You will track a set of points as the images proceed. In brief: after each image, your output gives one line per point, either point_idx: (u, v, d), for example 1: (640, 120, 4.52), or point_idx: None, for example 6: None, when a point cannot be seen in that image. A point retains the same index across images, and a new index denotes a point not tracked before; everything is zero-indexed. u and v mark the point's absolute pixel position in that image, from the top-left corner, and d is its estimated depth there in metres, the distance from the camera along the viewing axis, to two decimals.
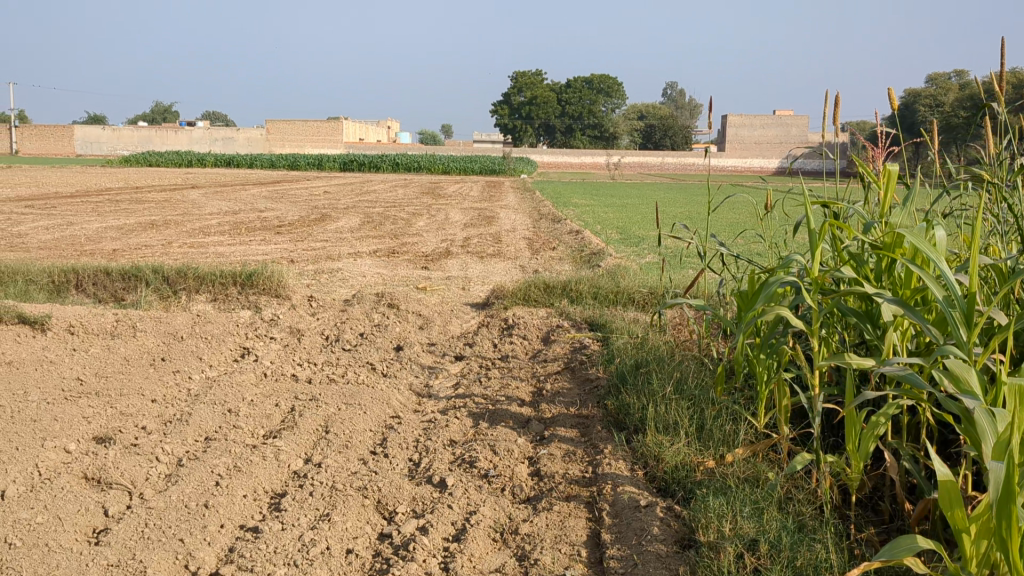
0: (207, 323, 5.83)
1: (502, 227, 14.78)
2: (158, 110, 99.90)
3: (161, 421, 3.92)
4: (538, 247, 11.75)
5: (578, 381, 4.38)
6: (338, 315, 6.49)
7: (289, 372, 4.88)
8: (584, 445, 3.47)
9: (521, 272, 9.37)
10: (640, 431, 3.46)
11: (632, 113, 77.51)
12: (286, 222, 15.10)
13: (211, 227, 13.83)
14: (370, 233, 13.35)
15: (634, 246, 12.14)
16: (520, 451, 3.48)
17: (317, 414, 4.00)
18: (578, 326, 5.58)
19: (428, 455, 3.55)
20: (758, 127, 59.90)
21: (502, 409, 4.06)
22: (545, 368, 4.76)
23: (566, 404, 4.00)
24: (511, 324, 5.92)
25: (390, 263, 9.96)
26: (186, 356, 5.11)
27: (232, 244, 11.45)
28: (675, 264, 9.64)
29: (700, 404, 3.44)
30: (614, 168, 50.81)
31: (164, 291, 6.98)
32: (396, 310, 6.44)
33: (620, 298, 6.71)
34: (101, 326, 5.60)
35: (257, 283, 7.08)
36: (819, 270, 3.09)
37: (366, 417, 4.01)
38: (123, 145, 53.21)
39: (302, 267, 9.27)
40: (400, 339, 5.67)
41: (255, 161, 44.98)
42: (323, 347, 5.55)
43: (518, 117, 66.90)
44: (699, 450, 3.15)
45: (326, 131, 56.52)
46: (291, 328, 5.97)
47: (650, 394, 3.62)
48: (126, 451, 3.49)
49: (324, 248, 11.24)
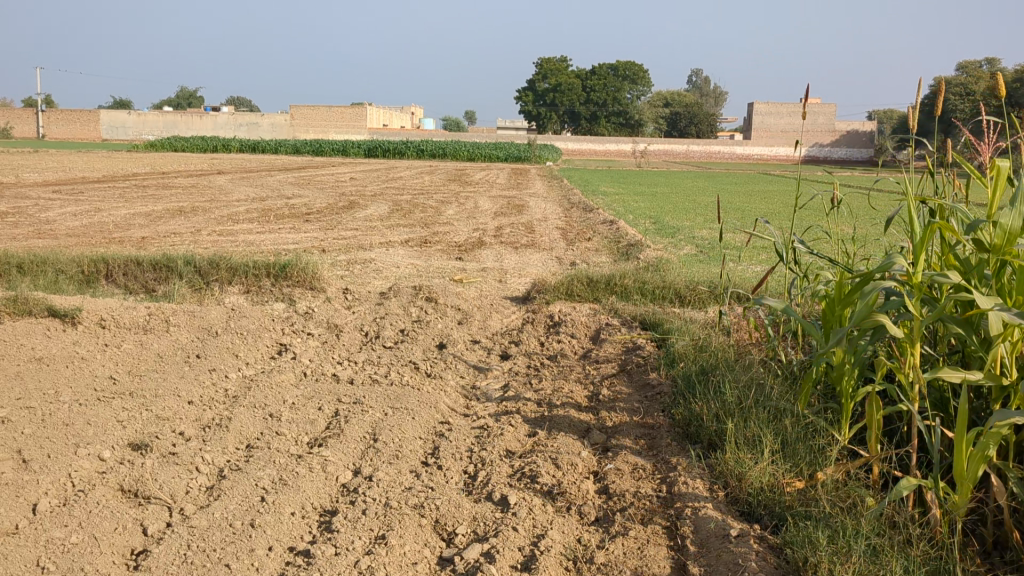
0: (242, 317, 5.61)
1: (532, 216, 14.53)
2: (182, 95, 100.50)
3: (199, 426, 3.71)
4: (572, 238, 11.49)
5: (638, 386, 4.11)
6: (374, 309, 6.26)
7: (329, 371, 4.66)
8: (654, 459, 3.21)
9: (557, 264, 9.12)
10: (716, 446, 3.18)
11: (658, 99, 76.82)
12: (314, 209, 14.92)
13: (239, 215, 13.68)
14: (400, 222, 13.12)
15: (670, 236, 11.84)
16: (585, 465, 3.23)
17: (364, 420, 3.76)
18: (630, 325, 5.31)
19: (485, 467, 3.30)
20: (785, 115, 59.23)
21: (559, 415, 3.80)
22: (599, 370, 4.49)
23: (628, 411, 3.73)
24: (557, 321, 5.66)
25: (423, 254, 9.73)
26: (221, 353, 4.90)
27: (262, 233, 11.27)
28: (716, 260, 9.38)
29: (778, 416, 3.20)
30: (642, 156, 50.38)
31: (196, 283, 6.77)
32: (435, 304, 6.20)
33: (667, 294, 6.44)
34: (133, 320, 5.40)
35: (291, 275, 6.86)
36: (920, 273, 2.81)
37: (414, 424, 3.77)
38: (148, 129, 53.41)
39: (334, 257, 9.07)
40: (443, 335, 5.42)
41: (280, 146, 44.96)
42: (362, 345, 5.32)
43: (541, 104, 66.50)
44: (785, 467, 2.89)
45: (350, 117, 56.40)
46: (328, 323, 5.75)
47: (723, 403, 3.36)
48: (165, 461, 3.28)
49: (355, 236, 11.04)
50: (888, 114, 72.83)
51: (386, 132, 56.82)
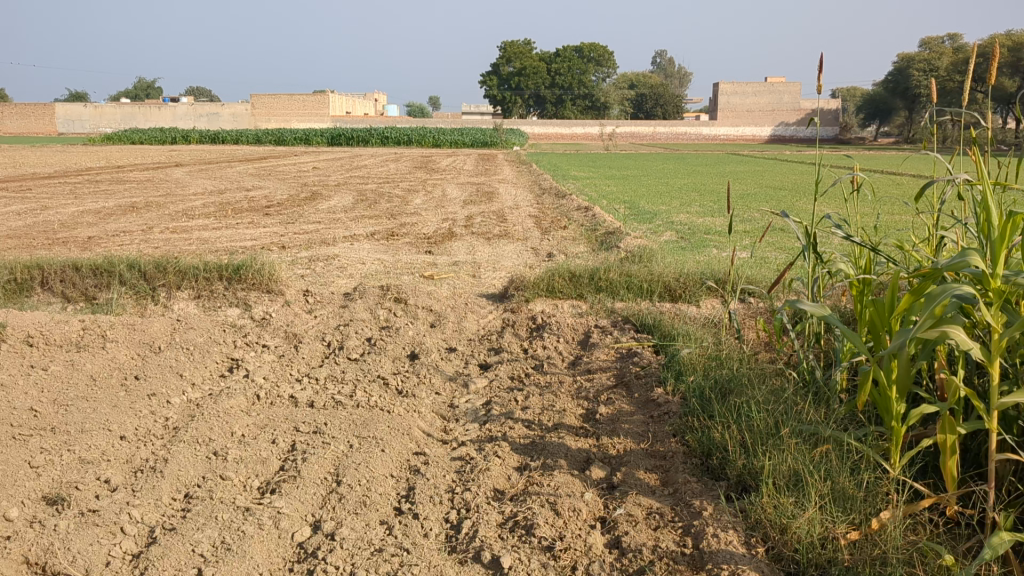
0: (189, 330, 5.00)
1: (503, 204, 13.99)
2: (140, 89, 99.34)
3: (129, 471, 3.14)
4: (546, 226, 10.96)
5: (640, 403, 3.58)
6: (337, 313, 5.68)
7: (286, 393, 4.09)
8: (672, 502, 2.68)
9: (533, 255, 8.61)
10: (745, 487, 2.68)
11: (623, 82, 76.54)
12: (275, 201, 14.24)
13: (195, 210, 12.98)
14: (365, 214, 12.50)
15: (648, 222, 11.38)
16: (589, 510, 2.70)
17: (324, 456, 3.21)
18: (622, 327, 4.81)
19: (471, 513, 2.76)
20: (750, 94, 59.09)
21: (553, 442, 3.26)
22: (593, 382, 3.97)
23: (635, 437, 3.20)
24: (541, 323, 5.12)
25: (390, 248, 9.14)
26: (163, 374, 4.31)
27: (218, 229, 10.59)
28: (697, 248, 8.93)
29: (816, 441, 2.74)
30: (610, 137, 49.83)
31: (140, 290, 6.13)
32: (404, 305, 5.64)
33: (655, 287, 5.94)
34: (65, 336, 4.79)
35: (245, 278, 6.25)
36: (1004, 280, 2.37)
37: (384, 458, 3.21)
38: (106, 122, 52.25)
39: (294, 255, 8.46)
40: (415, 344, 4.86)
41: (241, 136, 43.90)
42: (325, 358, 4.74)
43: (506, 88, 65.71)
44: (836, 513, 2.41)
45: (313, 105, 55.50)
46: (286, 333, 5.17)
47: (753, 431, 2.85)
48: (82, 522, 2.72)
49: (317, 231, 10.43)
50: (852, 92, 73.40)
51: (350, 120, 55.89)
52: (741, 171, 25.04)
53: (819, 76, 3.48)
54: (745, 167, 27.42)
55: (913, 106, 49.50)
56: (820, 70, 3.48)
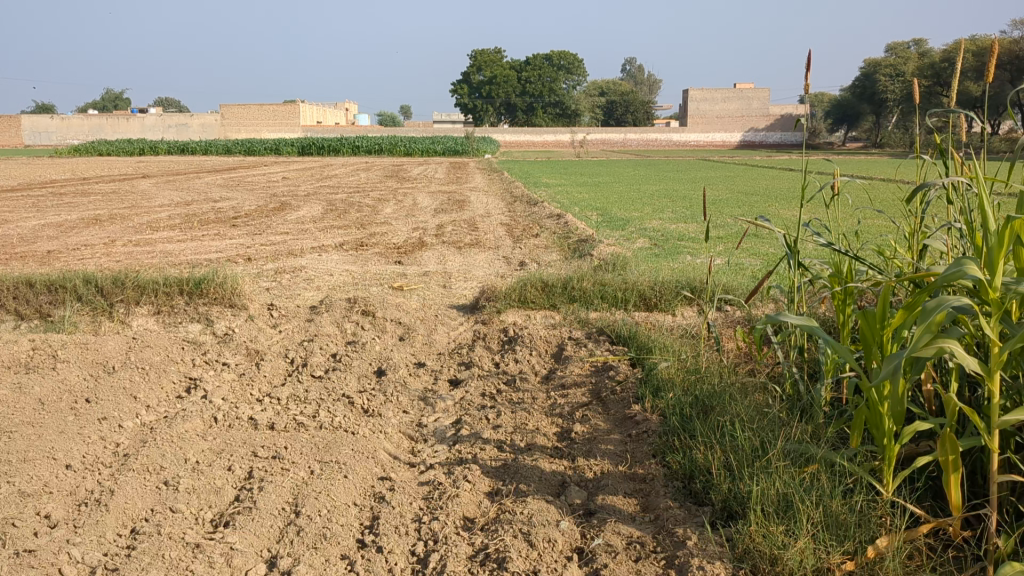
0: (145, 348, 4.78)
1: (475, 212, 13.81)
2: (107, 99, 98.49)
3: (72, 504, 2.93)
4: (518, 234, 10.81)
5: (617, 420, 3.42)
6: (302, 327, 5.47)
7: (245, 414, 3.89)
8: (653, 530, 2.52)
9: (505, 264, 8.44)
10: (730, 512, 2.52)
11: (594, 90, 76.75)
12: (242, 212, 13.97)
13: (160, 222, 12.68)
14: (334, 223, 12.27)
15: (620, 229, 11.25)
16: (565, 541, 2.53)
17: (283, 484, 3.02)
18: (596, 339, 4.65)
19: (439, 546, 2.58)
20: (720, 101, 59.40)
21: (525, 465, 3.08)
22: (567, 398, 3.80)
23: (612, 459, 3.03)
24: (513, 335, 4.95)
25: (359, 258, 8.93)
26: (117, 396, 4.09)
27: (183, 241, 10.32)
28: (671, 254, 8.80)
29: (805, 460, 2.59)
30: (581, 145, 49.87)
31: (96, 306, 5.89)
32: (371, 318, 5.45)
33: (630, 297, 5.79)
34: (13, 358, 4.54)
35: (207, 292, 6.03)
36: (1005, 290, 2.23)
37: (347, 485, 3.02)
38: (73, 134, 51.55)
39: (260, 267, 8.23)
40: (382, 360, 4.66)
41: (211, 147, 43.46)
42: (288, 376, 4.53)
43: (477, 96, 65.59)
44: (830, 542, 2.25)
45: (282, 115, 55.07)
46: (248, 349, 4.96)
47: (736, 450, 2.70)
48: (15, 563, 2.51)
49: (285, 241, 10.20)
50: (819, 97, 74.15)
51: (320, 129, 55.48)
52: (712, 177, 25.04)
53: (803, 73, 3.37)
54: (716, 173, 27.42)
55: (880, 111, 49.95)
56: (805, 67, 3.36)
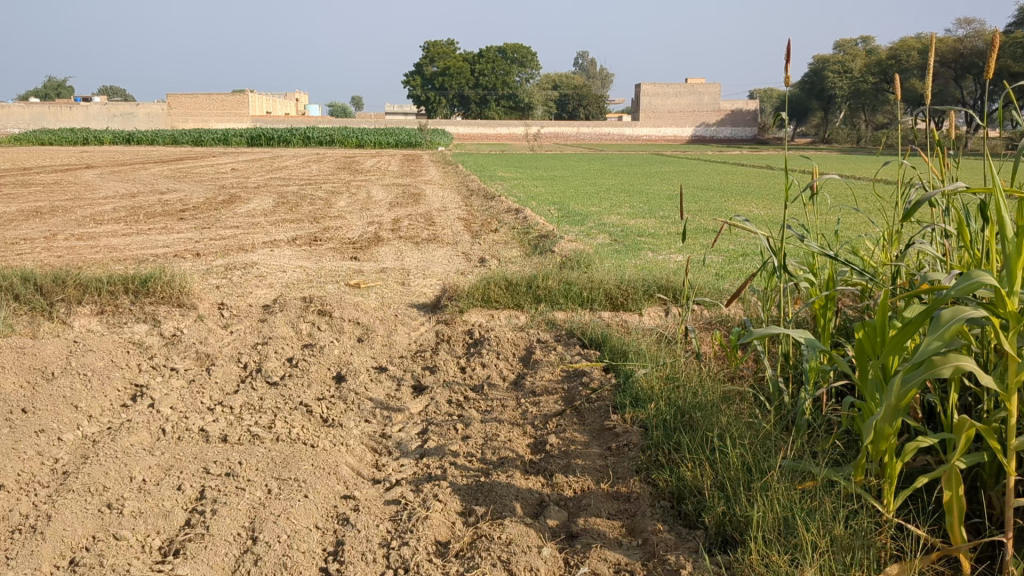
0: (88, 352, 4.48)
1: (430, 206, 13.57)
2: (48, 88, 96.28)
3: (4, 532, 2.67)
4: (476, 230, 10.59)
5: (594, 431, 3.25)
6: (256, 329, 5.20)
7: (195, 425, 3.64)
8: (644, 557, 2.34)
9: (464, 261, 8.24)
10: (727, 538, 2.36)
11: (547, 83, 76.74)
12: (190, 205, 13.55)
13: (104, 215, 12.22)
14: (286, 217, 11.95)
15: (580, 224, 11.10)
16: (548, 570, 2.34)
17: (239, 506, 2.79)
18: (566, 341, 4.47)
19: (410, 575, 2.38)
20: (671, 96, 59.71)
21: (498, 481, 2.89)
22: (540, 406, 3.61)
23: (593, 476, 2.86)
24: (478, 338, 4.75)
25: (313, 254, 8.66)
26: (56, 405, 3.80)
27: (128, 236, 9.92)
28: (632, 250, 8.67)
29: (802, 479, 2.46)
30: (534, 138, 49.77)
31: (35, 305, 5.54)
32: (328, 318, 5.21)
33: (597, 295, 5.61)
34: None
35: (153, 291, 5.73)
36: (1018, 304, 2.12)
37: (308, 505, 2.80)
38: (13, 122, 50.10)
39: (210, 263, 7.91)
40: (341, 365, 4.44)
41: (158, 137, 42.50)
42: (241, 382, 4.28)
43: (429, 88, 65.06)
44: (838, 570, 2.10)
45: (231, 105, 54.13)
46: (198, 353, 4.69)
47: (730, 467, 2.54)
48: None
49: (235, 236, 9.86)
50: (768, 94, 75.23)
51: (270, 119, 54.55)
52: (667, 171, 25.02)
53: (787, 67, 3.18)
54: (670, 168, 27.45)
55: (829, 107, 50.56)
56: (788, 59, 3.15)
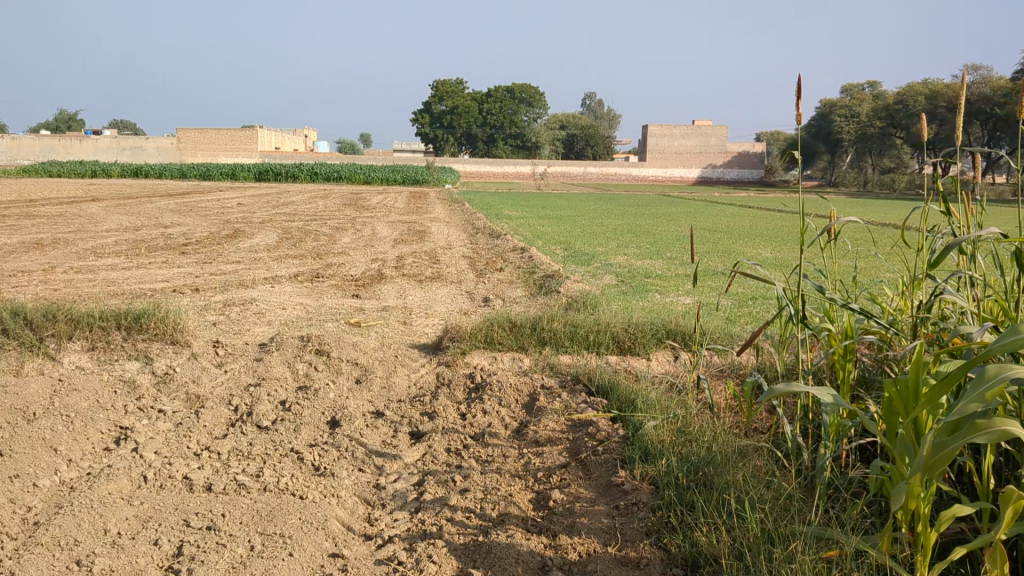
0: (73, 392, 4.29)
1: (435, 243, 13.44)
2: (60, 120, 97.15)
3: None
4: (480, 268, 10.43)
5: (602, 487, 3.04)
6: (250, 368, 5.01)
7: (179, 472, 3.45)
8: None
9: (467, 300, 8.06)
10: None
11: (555, 123, 77.14)
12: (193, 239, 13.42)
13: (106, 248, 12.08)
14: (290, 253, 11.81)
15: (586, 264, 10.94)
16: None
17: (217, 566, 2.59)
18: (571, 388, 4.27)
19: None
20: (678, 137, 59.88)
21: (498, 541, 2.69)
22: (543, 457, 3.41)
23: (599, 538, 2.65)
24: (479, 382, 4.55)
25: (314, 291, 8.49)
26: (34, 449, 3.60)
27: (128, 270, 9.76)
28: (639, 292, 8.50)
29: (828, 549, 2.26)
30: (540, 178, 49.89)
31: (24, 339, 5.36)
32: (325, 359, 5.02)
33: (603, 338, 5.43)
34: None
35: (147, 328, 5.55)
36: None
37: (291, 566, 2.60)
38: (23, 154, 50.38)
39: (208, 299, 7.73)
40: (336, 409, 4.24)
41: (166, 170, 42.65)
42: (231, 426, 4.09)
43: (438, 126, 65.37)
44: None
45: (240, 140, 54.36)
46: (189, 394, 4.50)
47: (749, 535, 2.35)
48: None
49: (236, 272, 9.70)
50: (775, 136, 75.53)
51: (278, 155, 54.76)
52: (675, 212, 24.92)
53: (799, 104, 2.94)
54: (677, 209, 27.36)
55: (835, 151, 50.63)
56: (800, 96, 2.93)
